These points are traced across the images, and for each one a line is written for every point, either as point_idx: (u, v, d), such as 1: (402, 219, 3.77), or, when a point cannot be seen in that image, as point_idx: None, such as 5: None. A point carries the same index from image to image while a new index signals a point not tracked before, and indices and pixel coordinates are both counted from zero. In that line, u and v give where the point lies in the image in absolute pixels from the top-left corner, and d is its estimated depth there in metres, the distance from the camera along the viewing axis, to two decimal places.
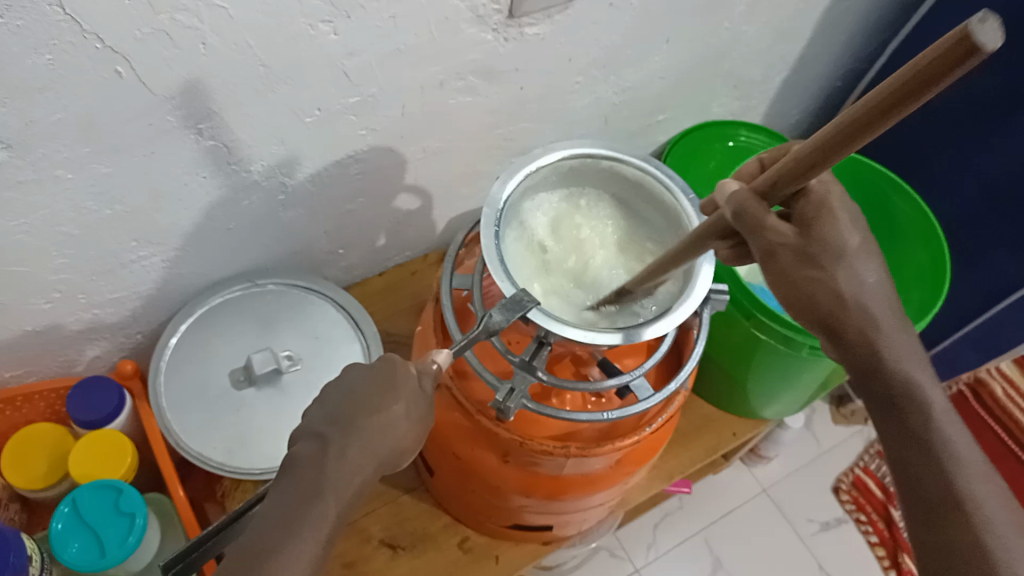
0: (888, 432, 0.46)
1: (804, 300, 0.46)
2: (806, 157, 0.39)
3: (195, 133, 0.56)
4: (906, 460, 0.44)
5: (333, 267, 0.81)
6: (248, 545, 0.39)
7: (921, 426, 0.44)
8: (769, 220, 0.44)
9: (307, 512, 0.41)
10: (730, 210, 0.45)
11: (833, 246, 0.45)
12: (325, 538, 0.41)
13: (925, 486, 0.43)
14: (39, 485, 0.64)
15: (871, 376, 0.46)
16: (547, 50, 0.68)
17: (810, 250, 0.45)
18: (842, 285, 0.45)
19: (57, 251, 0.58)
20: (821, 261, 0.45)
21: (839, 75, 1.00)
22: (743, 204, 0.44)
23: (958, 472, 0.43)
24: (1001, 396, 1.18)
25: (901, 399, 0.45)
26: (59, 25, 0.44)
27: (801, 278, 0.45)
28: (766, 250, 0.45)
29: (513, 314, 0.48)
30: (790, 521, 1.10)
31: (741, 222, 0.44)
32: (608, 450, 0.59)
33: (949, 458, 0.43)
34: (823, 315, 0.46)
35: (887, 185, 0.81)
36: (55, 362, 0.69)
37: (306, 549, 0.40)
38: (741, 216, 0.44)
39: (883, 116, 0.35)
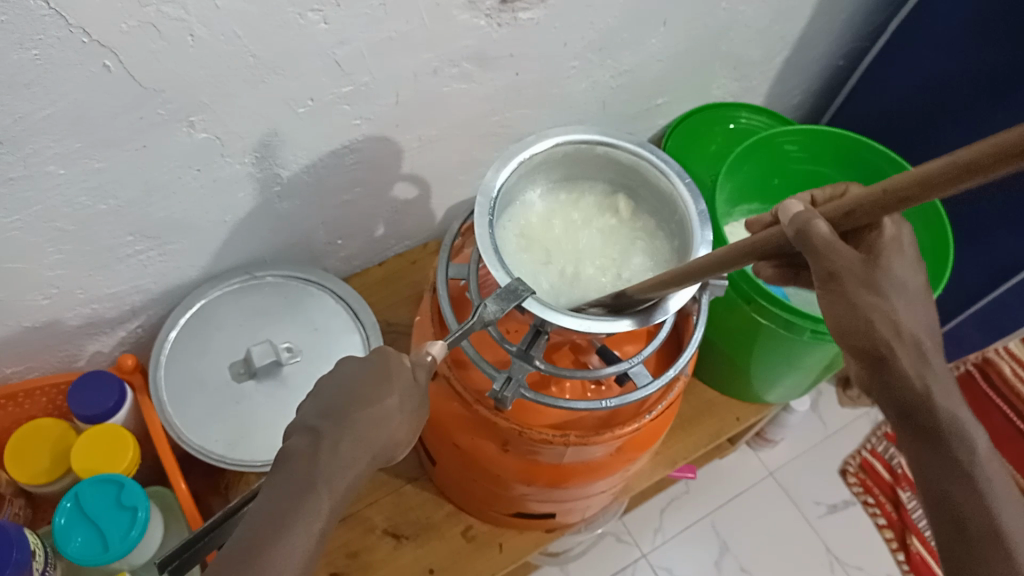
0: (924, 465, 0.43)
1: (860, 325, 0.42)
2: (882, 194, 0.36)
3: (187, 125, 0.56)
4: (946, 486, 0.41)
5: (333, 257, 0.81)
6: (243, 542, 0.39)
7: (966, 462, 0.41)
8: (834, 244, 0.40)
9: (301, 506, 0.40)
10: (795, 229, 0.41)
11: (895, 277, 0.43)
12: (320, 532, 0.41)
13: (966, 520, 0.40)
14: (42, 480, 0.64)
15: (914, 411, 0.43)
16: (541, 34, 0.67)
17: (875, 277, 0.41)
18: (900, 316, 0.42)
19: (52, 246, 0.58)
20: (883, 291, 0.42)
21: (841, 54, 0.98)
22: (809, 226, 0.40)
23: (1001, 512, 0.40)
24: (1009, 376, 1.17)
25: (946, 435, 0.42)
26: (43, 19, 0.44)
27: (859, 306, 0.42)
28: (826, 276, 0.41)
29: (508, 304, 0.48)
30: (797, 504, 1.10)
31: (803, 243, 0.40)
32: (608, 437, 0.58)
33: (994, 501, 0.40)
34: (882, 346, 0.42)
35: (884, 165, 0.78)
36: (56, 357, 0.69)
37: (300, 544, 0.39)
38: (807, 236, 0.40)
39: (1000, 165, 0.30)
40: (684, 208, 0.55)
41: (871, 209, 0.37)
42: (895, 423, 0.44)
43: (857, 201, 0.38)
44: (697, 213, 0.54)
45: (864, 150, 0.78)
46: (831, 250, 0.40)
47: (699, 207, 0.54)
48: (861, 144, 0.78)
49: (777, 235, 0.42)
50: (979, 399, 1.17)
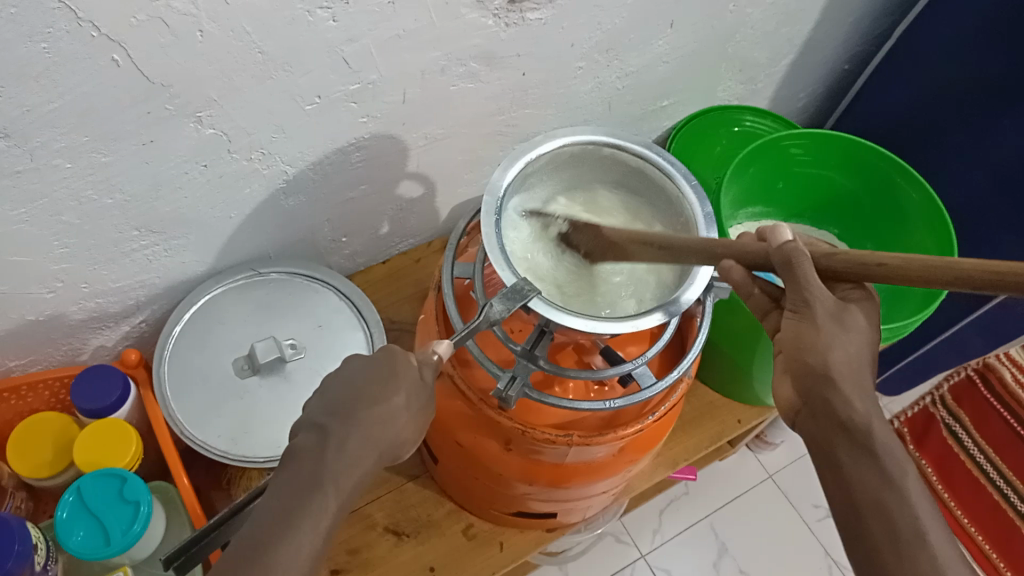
0: (850, 479, 0.43)
1: (807, 343, 0.44)
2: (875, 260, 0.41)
3: (194, 121, 0.56)
4: (874, 497, 0.42)
5: (337, 254, 0.81)
6: (250, 539, 0.39)
7: (897, 477, 0.42)
8: (815, 280, 0.44)
9: (307, 503, 0.41)
10: (782, 256, 0.45)
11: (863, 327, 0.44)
12: (326, 530, 0.41)
13: (897, 528, 0.41)
14: (44, 473, 0.64)
15: (850, 430, 0.43)
16: (549, 35, 0.67)
17: (842, 316, 0.44)
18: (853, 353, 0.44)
19: (57, 239, 0.58)
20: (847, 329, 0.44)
21: (847, 59, 0.98)
22: (796, 257, 0.44)
23: (927, 526, 0.41)
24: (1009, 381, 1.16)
25: (878, 452, 0.42)
26: (53, 12, 0.44)
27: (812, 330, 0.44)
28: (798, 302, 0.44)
29: (514, 304, 0.48)
30: (796, 506, 1.10)
31: (788, 270, 0.44)
32: (611, 438, 0.58)
33: (921, 514, 0.41)
34: (830, 372, 0.43)
35: (890, 169, 0.78)
36: (59, 351, 0.69)
37: (307, 543, 0.39)
38: (792, 264, 0.44)
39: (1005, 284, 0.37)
40: (690, 210, 0.55)
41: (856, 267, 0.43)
42: (827, 442, 0.44)
43: (847, 253, 0.43)
44: (703, 216, 0.54)
45: (871, 154, 0.78)
46: (812, 283, 0.44)
47: (705, 209, 0.54)
48: (868, 149, 0.78)
49: (763, 254, 0.46)
50: (978, 406, 1.17)
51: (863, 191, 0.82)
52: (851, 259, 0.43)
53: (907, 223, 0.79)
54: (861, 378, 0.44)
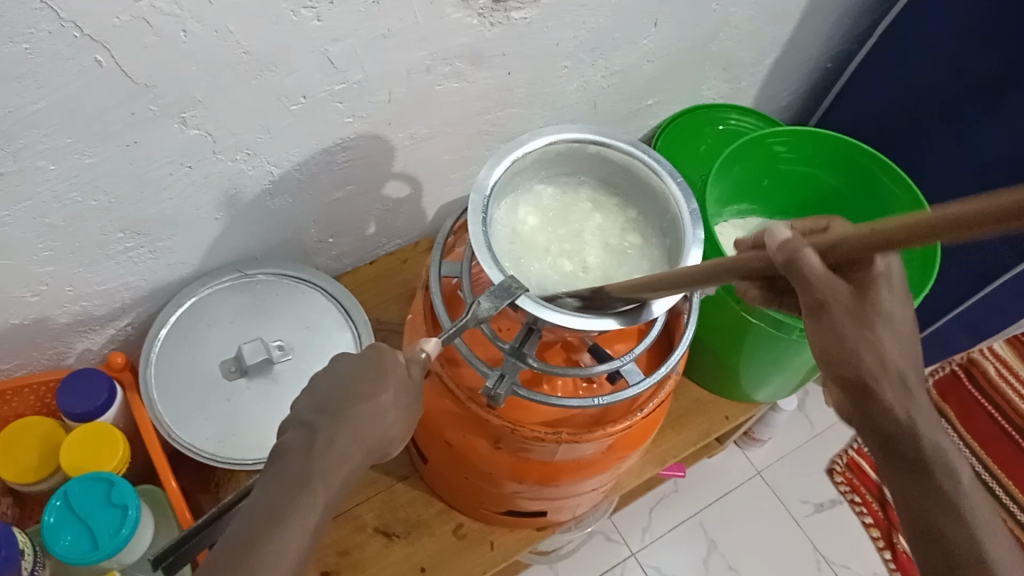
0: (913, 502, 0.43)
1: (843, 360, 0.44)
2: (874, 234, 0.32)
3: (179, 121, 0.56)
4: (933, 526, 0.42)
5: (324, 255, 0.80)
6: (236, 537, 0.39)
7: (957, 492, 0.42)
8: (823, 275, 0.38)
9: (294, 502, 0.41)
10: (783, 257, 0.38)
11: (884, 312, 0.43)
12: (314, 528, 0.41)
13: (957, 556, 0.41)
14: (30, 477, 0.64)
15: (898, 443, 0.44)
16: (534, 34, 0.67)
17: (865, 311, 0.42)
18: (886, 350, 0.43)
19: (42, 242, 0.58)
20: (873, 325, 0.43)
21: (830, 56, 0.99)
22: (795, 254, 0.37)
23: (988, 545, 0.41)
24: (992, 376, 1.21)
25: (930, 461, 0.43)
26: (36, 13, 0.44)
27: (840, 335, 0.43)
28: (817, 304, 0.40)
29: (502, 301, 0.48)
30: (784, 502, 1.11)
31: (792, 274, 0.38)
32: (600, 435, 0.59)
33: (981, 532, 0.41)
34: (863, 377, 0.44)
35: (874, 165, 0.78)
36: (44, 355, 0.68)
37: (294, 539, 0.39)
38: (795, 267, 0.37)
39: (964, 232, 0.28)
40: (676, 208, 0.55)
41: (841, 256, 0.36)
42: (882, 459, 0.45)
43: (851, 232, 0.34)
44: (689, 213, 0.54)
45: (854, 151, 0.79)
46: (818, 279, 0.37)
47: (690, 207, 0.54)
48: (851, 146, 0.79)
49: (765, 260, 0.39)
50: (964, 400, 1.19)
51: (846, 188, 0.83)
52: (855, 239, 0.34)
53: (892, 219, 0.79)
54: (907, 378, 0.44)
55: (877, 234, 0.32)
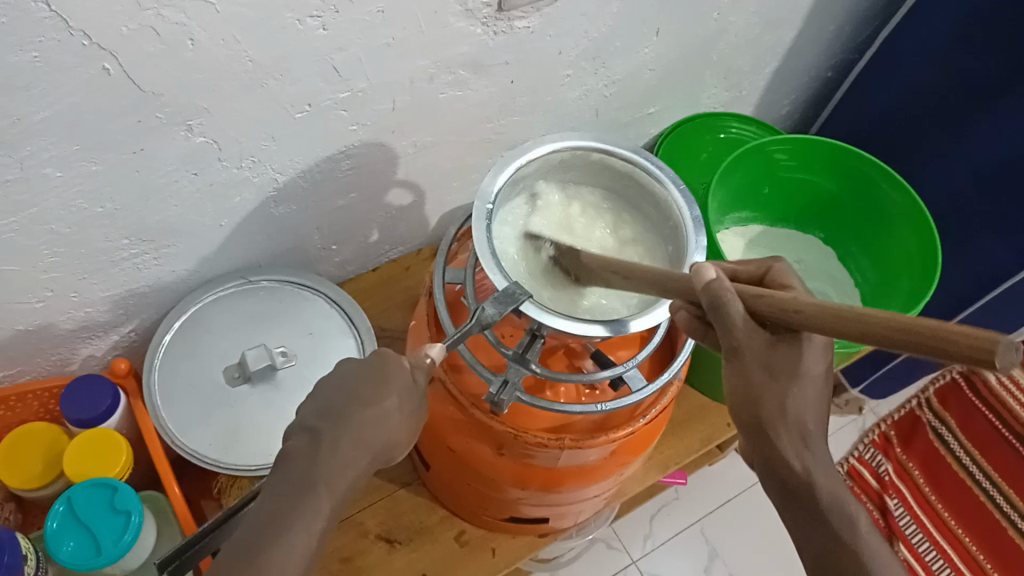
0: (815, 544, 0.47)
1: (749, 401, 0.46)
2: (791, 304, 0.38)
3: (185, 129, 0.56)
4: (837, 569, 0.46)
5: (327, 262, 0.81)
6: (243, 539, 0.39)
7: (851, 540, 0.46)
8: (739, 323, 0.42)
9: (300, 505, 0.41)
10: (709, 297, 0.42)
11: (796, 368, 0.45)
12: (319, 532, 0.41)
13: None
14: (34, 484, 0.64)
15: (795, 491, 0.47)
16: (535, 43, 0.68)
17: (775, 362, 0.44)
18: (790, 404, 0.46)
19: (47, 249, 0.58)
20: (782, 379, 0.45)
21: (830, 66, 1.00)
22: (720, 298, 0.42)
23: None
24: (992, 385, 1.20)
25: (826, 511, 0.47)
26: (43, 22, 0.44)
27: (752, 382, 0.45)
28: (731, 348, 0.43)
29: (506, 307, 0.48)
30: (785, 510, 1.11)
31: (715, 314, 0.42)
32: (603, 441, 0.59)
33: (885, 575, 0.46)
34: (764, 422, 0.46)
35: (874, 173, 0.78)
36: (48, 362, 0.68)
37: (299, 544, 0.40)
38: (718, 308, 0.42)
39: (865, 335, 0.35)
40: (678, 214, 0.55)
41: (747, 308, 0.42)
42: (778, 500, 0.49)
43: (769, 295, 0.40)
44: (692, 219, 0.54)
45: (856, 159, 0.79)
46: (735, 324, 0.42)
47: (693, 213, 0.55)
48: (853, 153, 0.79)
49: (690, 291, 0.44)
50: (965, 407, 1.19)
51: (847, 196, 0.83)
52: (773, 301, 0.40)
53: (893, 225, 0.79)
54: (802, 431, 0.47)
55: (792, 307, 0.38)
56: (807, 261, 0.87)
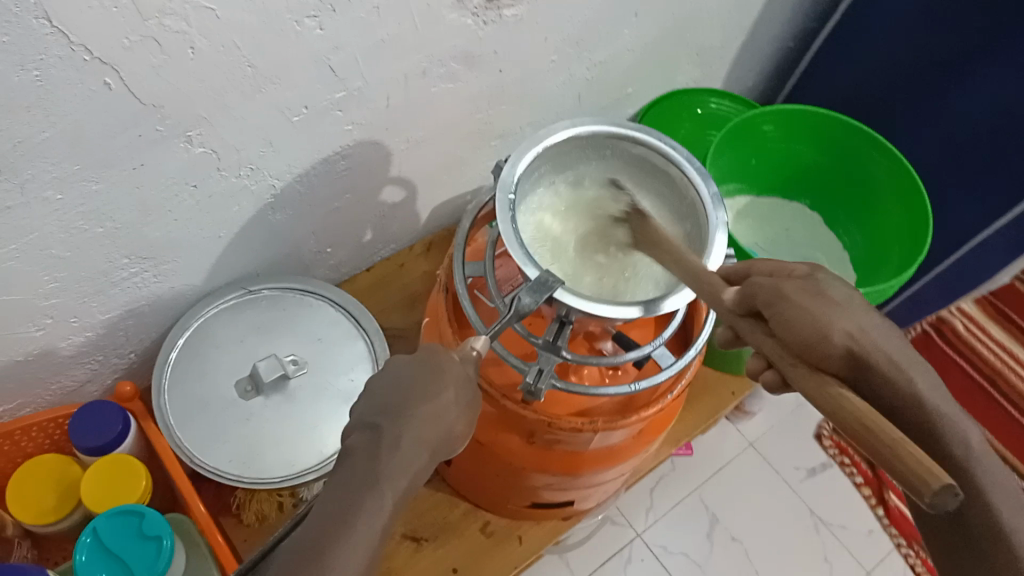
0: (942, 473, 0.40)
1: (813, 343, 0.41)
2: (804, 348, 0.41)
3: (185, 141, 0.54)
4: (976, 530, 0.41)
5: (322, 266, 0.79)
6: (311, 536, 0.39)
7: None
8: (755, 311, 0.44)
9: (362, 501, 0.40)
10: (742, 304, 0.45)
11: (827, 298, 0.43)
12: (382, 527, 0.40)
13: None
14: (49, 518, 0.62)
15: None
16: (524, 31, 0.67)
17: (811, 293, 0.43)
18: (854, 332, 0.41)
19: (47, 275, 0.56)
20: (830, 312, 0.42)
21: (792, 36, 1.02)
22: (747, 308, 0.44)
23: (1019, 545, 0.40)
24: (961, 331, 1.27)
25: None
26: (46, 38, 0.42)
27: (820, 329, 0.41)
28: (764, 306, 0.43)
29: (541, 296, 0.48)
30: (778, 471, 1.14)
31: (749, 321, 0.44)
32: (633, 421, 0.60)
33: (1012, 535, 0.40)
34: (851, 356, 0.40)
35: (861, 140, 0.81)
36: (49, 390, 0.66)
37: (362, 540, 0.39)
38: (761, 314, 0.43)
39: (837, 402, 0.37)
40: (695, 192, 0.56)
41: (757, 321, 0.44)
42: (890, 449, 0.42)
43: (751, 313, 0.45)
44: (710, 196, 0.55)
45: (842, 127, 0.81)
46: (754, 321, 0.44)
47: (711, 190, 0.56)
48: (839, 122, 0.81)
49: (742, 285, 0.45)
50: (939, 356, 1.25)
51: (833, 163, 0.85)
52: (782, 319, 0.42)
53: (880, 192, 0.82)
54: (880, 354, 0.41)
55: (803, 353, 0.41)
56: (795, 229, 0.89)
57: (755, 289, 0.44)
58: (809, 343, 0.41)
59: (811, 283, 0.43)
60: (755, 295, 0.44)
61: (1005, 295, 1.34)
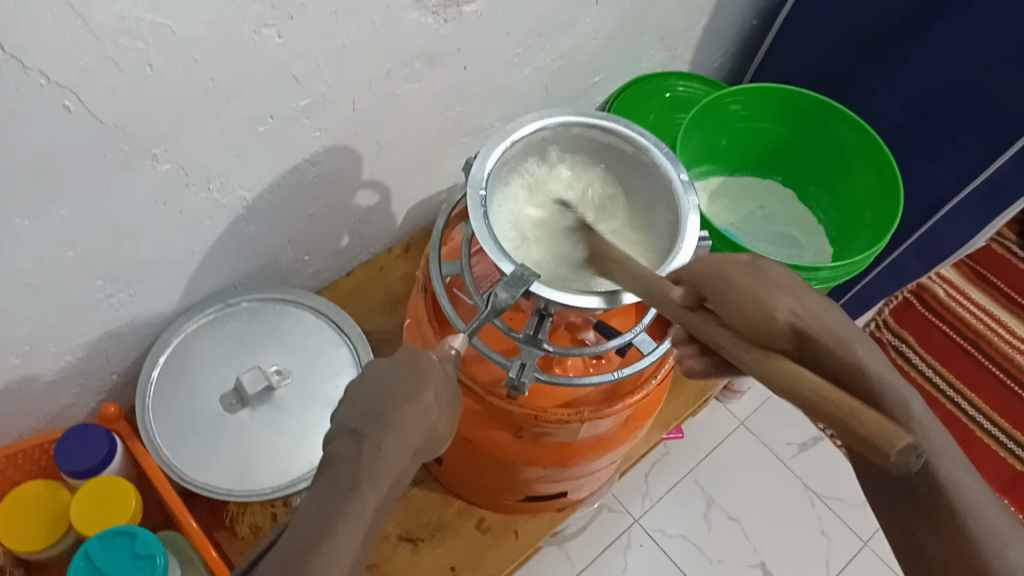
0: None
1: (756, 324, 0.40)
2: (749, 335, 0.40)
3: (150, 159, 0.54)
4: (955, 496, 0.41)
5: (301, 275, 0.79)
6: (294, 544, 0.39)
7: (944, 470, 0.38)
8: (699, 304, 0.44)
9: (344, 507, 0.40)
10: (688, 297, 0.45)
11: (770, 278, 0.43)
12: (364, 532, 0.40)
13: None
14: (41, 544, 0.62)
15: None
16: (486, 26, 0.67)
17: (754, 275, 0.43)
18: (799, 303, 0.41)
19: (21, 303, 0.56)
20: (773, 289, 0.41)
21: (756, 14, 1.02)
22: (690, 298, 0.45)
23: None
24: (942, 296, 1.29)
25: None
26: (0, 66, 0.42)
27: (763, 308, 0.41)
28: (707, 294, 0.44)
29: (518, 290, 0.49)
30: (770, 448, 1.15)
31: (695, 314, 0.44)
32: (619, 408, 0.60)
33: None
34: (799, 329, 0.39)
35: (827, 113, 0.82)
36: (33, 418, 0.65)
37: (348, 545, 0.39)
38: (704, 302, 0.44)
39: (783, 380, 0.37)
40: (666, 178, 0.56)
41: (699, 312, 0.44)
42: None
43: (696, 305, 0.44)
44: (680, 182, 0.56)
45: (807, 101, 0.82)
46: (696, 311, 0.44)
47: (681, 175, 0.56)
48: (804, 97, 0.82)
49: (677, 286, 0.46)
50: (919, 323, 1.27)
51: (801, 137, 0.86)
52: (729, 304, 0.42)
53: (849, 162, 0.83)
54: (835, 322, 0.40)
55: (750, 339, 0.40)
56: (770, 206, 0.90)
57: (699, 279, 0.44)
58: (754, 323, 0.40)
59: (751, 269, 0.43)
60: (700, 283, 0.44)
61: (982, 257, 1.35)
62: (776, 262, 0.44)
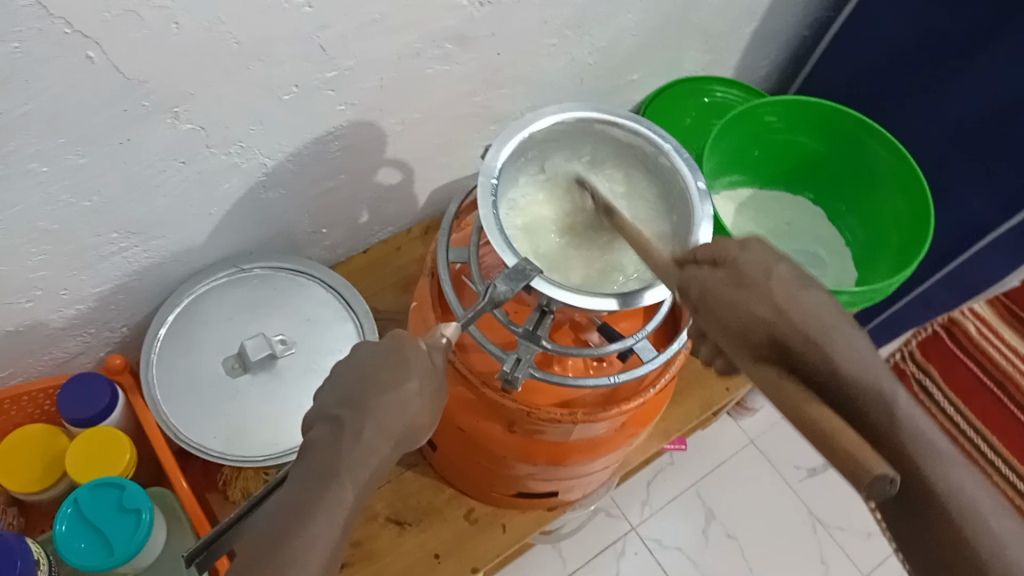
0: None
1: (738, 332, 0.45)
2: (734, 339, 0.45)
3: (171, 116, 0.54)
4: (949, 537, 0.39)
5: (317, 246, 0.79)
6: (271, 526, 0.39)
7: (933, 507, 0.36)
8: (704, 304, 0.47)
9: (321, 494, 0.40)
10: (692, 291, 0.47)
11: (759, 273, 0.46)
12: (342, 520, 0.40)
13: None
14: (34, 487, 0.63)
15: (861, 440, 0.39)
16: (521, 13, 0.66)
17: (736, 276, 0.46)
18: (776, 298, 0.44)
19: (34, 247, 0.56)
20: (751, 286, 0.45)
21: (807, 25, 0.99)
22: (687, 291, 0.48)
23: None
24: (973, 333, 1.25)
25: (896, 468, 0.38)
26: (23, 11, 0.42)
27: (741, 315, 0.45)
28: (699, 295, 0.47)
29: (518, 284, 0.48)
30: (778, 469, 1.12)
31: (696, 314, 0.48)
32: (614, 413, 0.59)
33: None
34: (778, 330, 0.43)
35: (863, 133, 0.79)
36: (40, 362, 0.67)
37: (323, 532, 0.39)
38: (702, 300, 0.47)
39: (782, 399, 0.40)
40: (683, 183, 0.55)
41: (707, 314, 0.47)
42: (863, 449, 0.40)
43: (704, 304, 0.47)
44: (696, 188, 0.54)
45: (845, 118, 0.80)
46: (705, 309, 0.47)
47: (698, 183, 0.55)
48: (841, 114, 0.79)
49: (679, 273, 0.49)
50: (946, 357, 1.24)
51: (834, 155, 0.84)
52: (713, 306, 0.46)
53: (878, 183, 0.81)
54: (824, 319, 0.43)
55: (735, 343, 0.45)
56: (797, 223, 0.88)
57: (687, 283, 0.48)
58: (735, 330, 0.45)
59: (730, 273, 0.46)
60: (688, 290, 0.48)
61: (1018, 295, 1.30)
62: (761, 249, 0.47)
